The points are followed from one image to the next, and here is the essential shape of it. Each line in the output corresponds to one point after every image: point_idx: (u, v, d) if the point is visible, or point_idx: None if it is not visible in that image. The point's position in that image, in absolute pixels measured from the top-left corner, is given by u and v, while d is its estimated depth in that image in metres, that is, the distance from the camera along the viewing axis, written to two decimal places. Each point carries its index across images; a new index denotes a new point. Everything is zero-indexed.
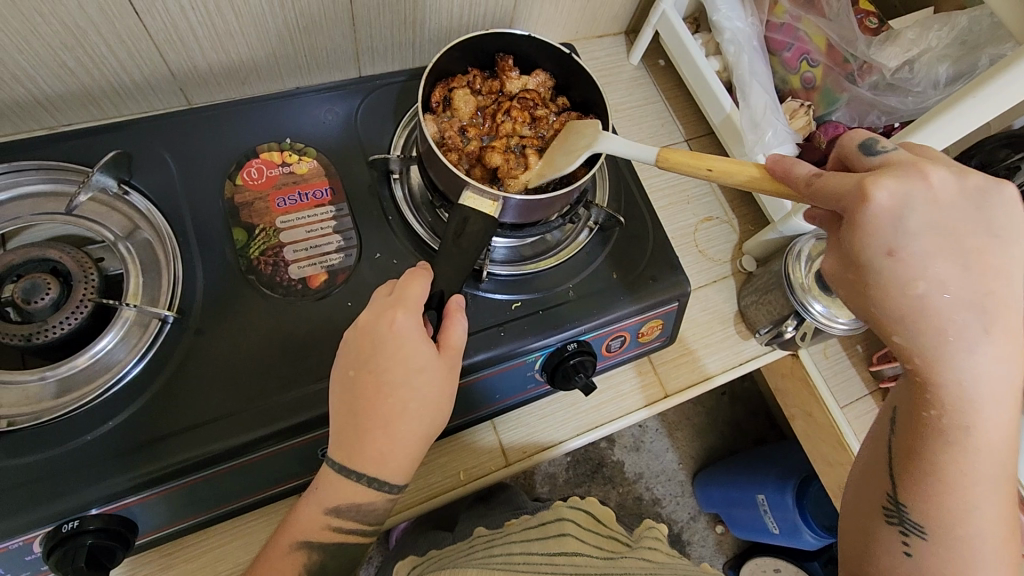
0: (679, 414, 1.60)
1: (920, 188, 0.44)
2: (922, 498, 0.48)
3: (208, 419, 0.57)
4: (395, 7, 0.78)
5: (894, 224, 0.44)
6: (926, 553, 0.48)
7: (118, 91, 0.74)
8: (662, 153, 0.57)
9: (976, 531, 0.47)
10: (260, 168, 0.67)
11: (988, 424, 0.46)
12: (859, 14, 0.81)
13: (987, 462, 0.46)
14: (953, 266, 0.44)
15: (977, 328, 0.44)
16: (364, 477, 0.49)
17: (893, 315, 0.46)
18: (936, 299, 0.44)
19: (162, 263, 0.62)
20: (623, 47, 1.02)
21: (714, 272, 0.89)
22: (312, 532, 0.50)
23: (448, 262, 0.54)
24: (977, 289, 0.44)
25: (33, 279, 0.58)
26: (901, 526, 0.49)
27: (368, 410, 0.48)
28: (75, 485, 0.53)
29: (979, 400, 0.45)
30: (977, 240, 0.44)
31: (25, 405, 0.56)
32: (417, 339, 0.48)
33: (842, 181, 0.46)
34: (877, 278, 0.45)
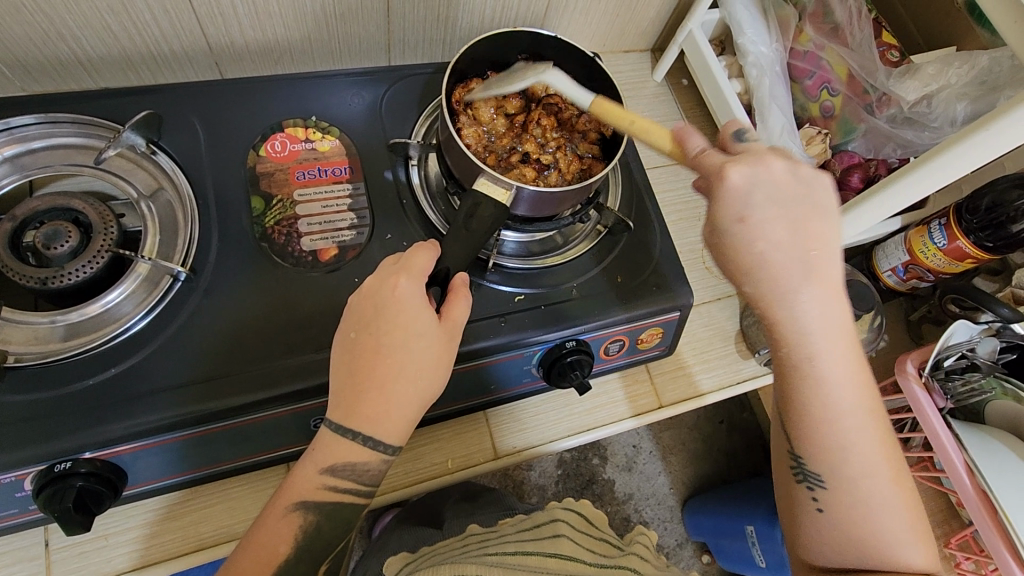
0: (674, 439, 1.59)
1: (765, 172, 0.47)
2: (808, 448, 0.54)
3: (209, 376, 0.58)
4: (430, 3, 0.81)
5: (744, 197, 0.47)
6: (832, 500, 0.55)
7: (156, 60, 0.77)
8: (596, 100, 0.58)
9: (862, 473, 0.53)
10: (283, 142, 0.69)
11: (837, 364, 0.51)
12: (882, 46, 0.82)
13: (841, 400, 0.52)
14: (782, 231, 0.48)
15: (805, 284, 0.49)
16: (360, 437, 0.49)
17: (741, 280, 0.50)
18: (774, 259, 0.48)
19: (179, 224, 0.64)
20: (648, 63, 1.04)
21: (719, 289, 0.89)
22: (307, 492, 0.51)
23: (457, 240, 0.55)
24: (798, 252, 0.48)
25: (55, 226, 0.60)
26: (808, 482, 0.56)
27: (367, 370, 0.49)
28: (73, 428, 0.54)
29: (824, 351, 0.50)
30: (799, 206, 0.48)
31: (33, 344, 0.58)
32: (418, 305, 0.49)
33: (709, 163, 0.49)
34: (728, 244, 0.49)
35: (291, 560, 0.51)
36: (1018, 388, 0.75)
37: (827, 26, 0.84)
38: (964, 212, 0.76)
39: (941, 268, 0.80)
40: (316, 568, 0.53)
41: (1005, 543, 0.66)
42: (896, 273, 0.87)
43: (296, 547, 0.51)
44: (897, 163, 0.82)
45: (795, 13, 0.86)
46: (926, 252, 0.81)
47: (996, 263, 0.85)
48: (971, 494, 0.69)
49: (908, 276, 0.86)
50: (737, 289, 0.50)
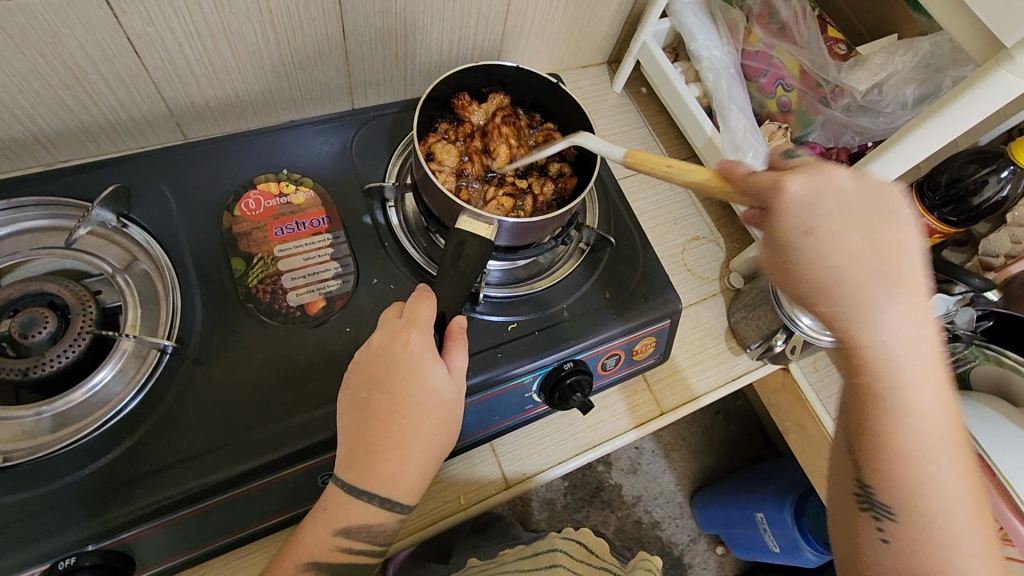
0: (675, 435, 1.60)
1: (831, 182, 0.47)
2: (881, 479, 0.50)
3: (208, 449, 0.57)
4: (387, 42, 0.82)
5: (813, 208, 0.47)
6: (899, 532, 0.49)
7: (115, 128, 0.76)
8: (630, 152, 0.58)
9: (939, 507, 0.48)
10: (257, 200, 0.68)
11: (916, 385, 0.47)
12: (830, 41, 0.85)
13: (920, 427, 0.48)
14: (855, 241, 0.46)
15: (888, 298, 0.46)
16: (375, 497, 0.49)
17: (816, 297, 0.47)
18: (851, 272, 0.46)
19: (160, 296, 0.62)
20: (606, 76, 1.06)
21: (703, 290, 0.91)
22: (320, 552, 0.50)
23: (447, 280, 0.55)
24: (879, 261, 0.46)
25: (31, 313, 0.58)
26: (873, 511, 0.51)
27: (383, 431, 0.48)
28: (72, 521, 0.53)
29: (909, 370, 0.47)
30: (879, 218, 0.47)
31: (21, 440, 0.56)
32: (430, 360, 0.49)
33: (760, 179, 0.49)
34: (802, 261, 0.47)
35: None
36: (998, 352, 0.78)
37: (774, 26, 0.88)
38: (925, 189, 0.79)
39: None
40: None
41: (1004, 501, 0.68)
42: None
43: None
44: (857, 150, 0.83)
45: (742, 16, 0.89)
46: None
47: (962, 235, 0.87)
48: None
49: None
50: (811, 309, 0.48)
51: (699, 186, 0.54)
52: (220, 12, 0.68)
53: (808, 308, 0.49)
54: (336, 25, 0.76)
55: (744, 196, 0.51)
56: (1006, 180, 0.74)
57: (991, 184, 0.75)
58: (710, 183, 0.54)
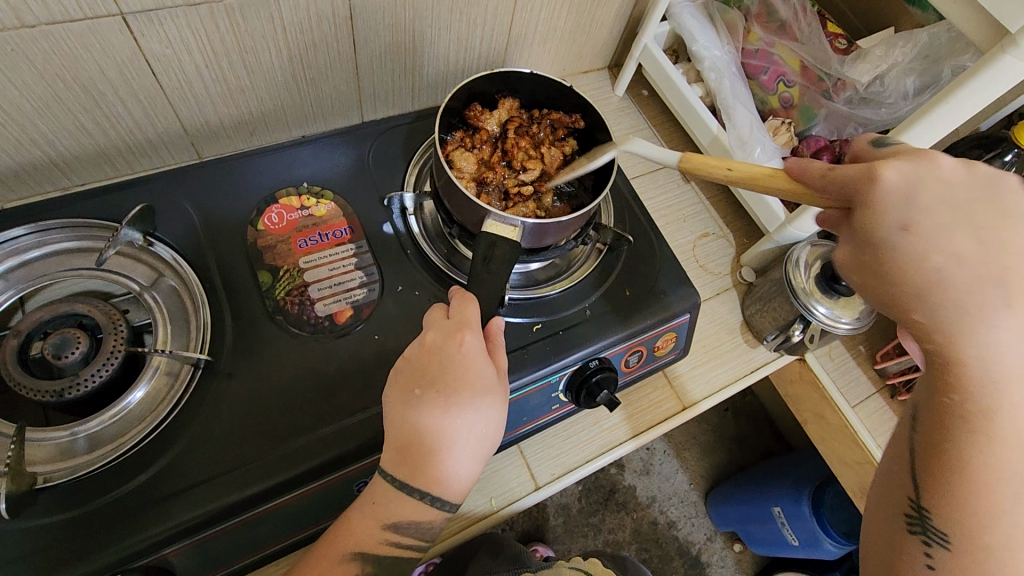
0: (686, 435, 1.61)
1: (930, 173, 0.45)
2: (945, 506, 0.42)
3: (246, 461, 0.57)
4: (396, 55, 0.83)
5: (909, 203, 0.45)
6: (953, 567, 0.41)
7: (132, 150, 0.77)
8: (686, 155, 0.57)
9: (1021, 543, 0.40)
10: (279, 213, 0.68)
11: (1015, 405, 0.41)
12: (830, 36, 0.87)
13: (1015, 458, 0.40)
14: (965, 240, 0.43)
15: (999, 304, 0.42)
16: (426, 496, 0.49)
17: (911, 300, 0.45)
18: (952, 273, 0.43)
19: (189, 312, 0.63)
20: (608, 80, 1.08)
21: (716, 285, 0.93)
22: (369, 544, 0.50)
23: (484, 281, 0.56)
24: (982, 267, 0.43)
25: (63, 334, 0.58)
26: (926, 536, 0.43)
27: (438, 433, 0.48)
28: (115, 539, 0.53)
29: (1002, 386, 0.41)
30: (990, 217, 0.44)
31: (57, 462, 0.55)
32: (483, 361, 0.50)
33: (847, 173, 0.48)
34: (896, 260, 0.45)
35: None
36: None
37: (773, 25, 0.90)
38: None
39: None
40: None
41: None
42: None
43: None
44: (861, 141, 0.86)
45: (740, 16, 0.91)
46: None
47: None
48: None
49: None
50: (902, 315, 0.46)
51: (763, 185, 0.52)
52: (237, 31, 0.69)
53: (901, 312, 0.46)
54: (347, 40, 0.77)
55: (824, 195, 0.49)
56: (1011, 163, 0.75)
57: (995, 169, 0.76)
58: (777, 182, 0.52)
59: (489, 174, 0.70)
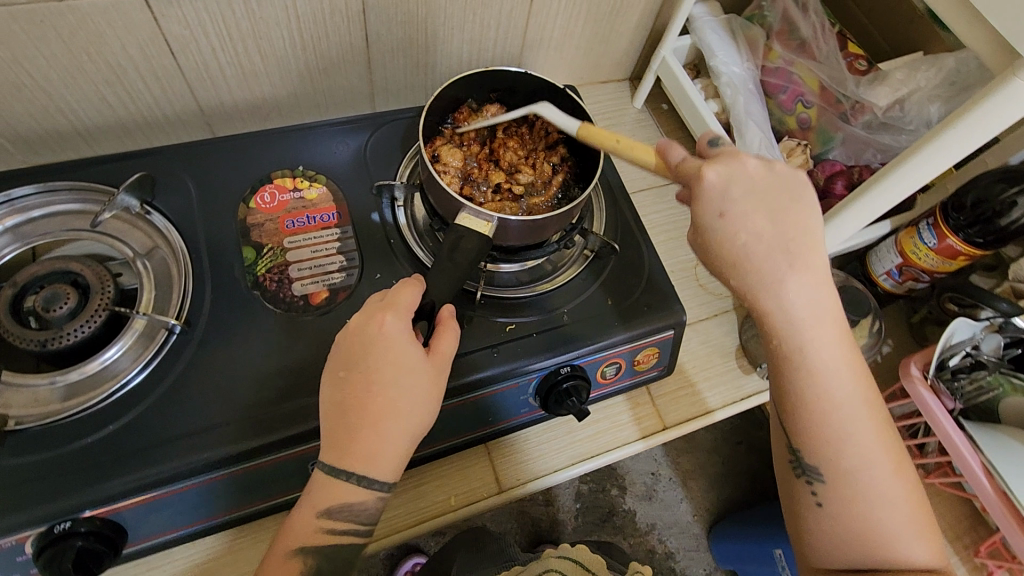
0: (693, 464, 1.56)
1: (739, 170, 0.54)
2: (808, 446, 0.57)
3: (206, 426, 0.59)
4: (408, 51, 0.85)
5: (722, 193, 0.53)
6: (829, 492, 0.57)
7: (150, 124, 0.81)
8: (580, 128, 0.63)
9: (855, 457, 0.55)
10: (272, 193, 0.70)
11: (818, 349, 0.54)
12: (849, 57, 0.84)
13: (828, 387, 0.54)
14: (760, 221, 0.53)
15: (785, 270, 0.53)
16: (353, 476, 0.49)
17: (729, 273, 0.54)
18: (754, 248, 0.53)
19: (174, 280, 0.65)
20: (627, 92, 1.07)
21: (715, 305, 0.90)
22: (306, 536, 0.51)
23: (444, 271, 0.56)
24: (782, 240, 0.53)
25: (54, 289, 0.62)
26: (807, 476, 0.58)
27: (358, 411, 0.48)
28: (71, 488, 0.55)
29: (805, 336, 0.54)
30: (783, 201, 0.54)
31: (33, 406, 0.59)
32: (406, 340, 0.50)
33: (688, 169, 0.55)
34: (715, 241, 0.54)
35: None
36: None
37: (794, 42, 0.87)
38: (949, 209, 0.76)
39: (935, 268, 0.80)
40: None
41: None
42: (891, 277, 0.85)
43: None
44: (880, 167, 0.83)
45: (762, 33, 0.89)
46: (918, 252, 0.80)
47: (989, 259, 0.84)
48: (992, 497, 0.68)
49: (903, 279, 0.84)
50: (727, 287, 0.55)
51: (637, 161, 0.60)
52: (252, 17, 0.72)
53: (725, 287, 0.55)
54: (360, 34, 0.80)
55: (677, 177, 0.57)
56: None
57: (1019, 205, 0.71)
58: (648, 159, 0.59)
59: (476, 172, 0.70)
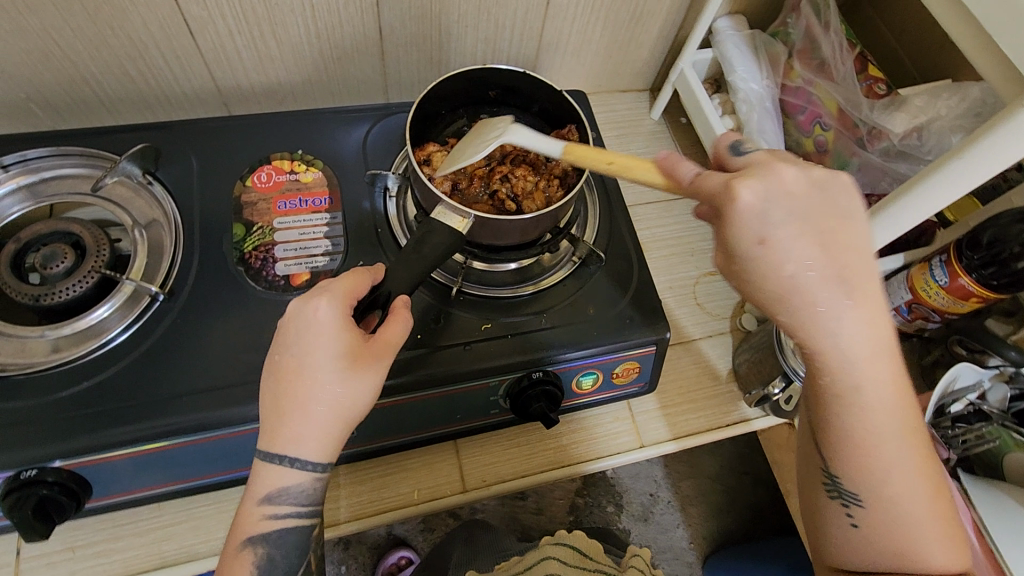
0: (695, 490, 1.51)
1: (779, 185, 0.45)
2: (848, 471, 0.53)
3: (175, 393, 0.60)
4: (422, 46, 0.86)
5: (764, 216, 0.45)
6: (866, 516, 0.54)
7: (169, 99, 0.84)
8: (567, 147, 0.59)
9: (896, 483, 0.52)
10: (269, 173, 0.72)
11: (868, 381, 0.49)
12: (869, 80, 0.80)
13: (872, 420, 0.51)
14: (811, 252, 0.45)
15: (841, 302, 0.46)
16: (284, 459, 0.50)
17: (777, 309, 0.47)
18: (810, 281, 0.46)
19: (166, 249, 0.67)
20: (646, 102, 1.06)
21: (711, 326, 0.87)
22: (254, 526, 0.51)
23: (404, 261, 0.57)
24: (836, 268, 0.46)
25: (53, 248, 0.65)
26: (842, 498, 0.55)
27: (286, 393, 0.49)
28: (41, 437, 0.57)
29: (857, 368, 0.49)
30: (833, 223, 0.46)
31: (19, 356, 0.62)
32: (339, 325, 0.49)
33: (710, 183, 0.48)
34: (758, 271, 0.46)
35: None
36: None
37: (814, 61, 0.83)
38: (964, 247, 0.71)
39: (945, 308, 0.75)
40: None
41: None
42: (900, 313, 0.81)
43: None
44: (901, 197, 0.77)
45: (785, 51, 0.86)
46: (929, 290, 0.75)
47: (1008, 304, 0.79)
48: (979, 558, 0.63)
49: (912, 317, 0.80)
50: (772, 320, 0.48)
51: (647, 183, 0.55)
52: (267, 2, 0.75)
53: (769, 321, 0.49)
54: (373, 25, 0.81)
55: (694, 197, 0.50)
56: None
57: None
58: (657, 180, 0.54)
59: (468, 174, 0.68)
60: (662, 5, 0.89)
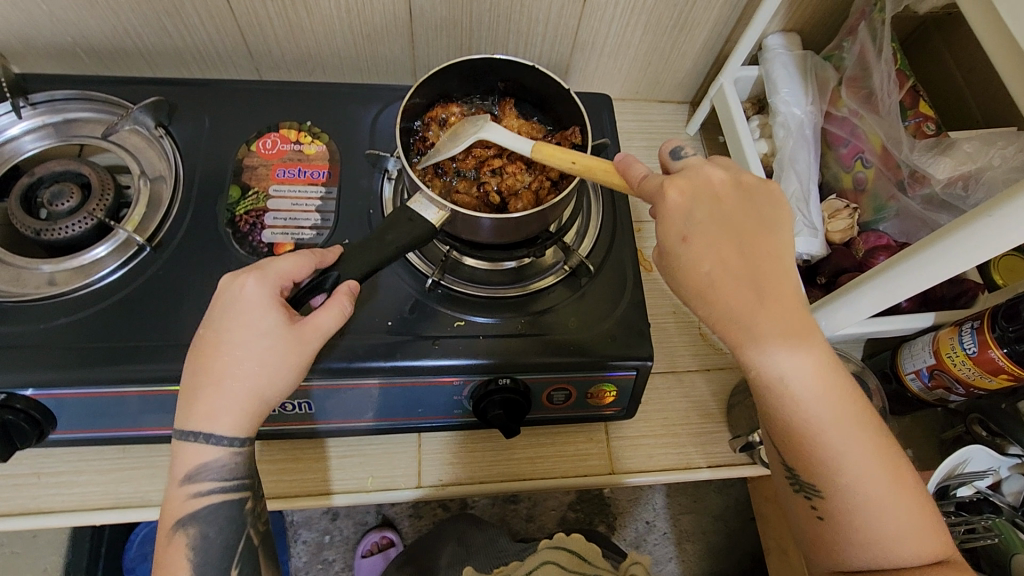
0: (694, 525, 1.37)
1: (701, 185, 0.50)
2: (807, 464, 0.50)
3: (143, 341, 0.61)
4: (453, 32, 0.85)
5: (686, 215, 0.49)
6: (832, 508, 0.50)
7: (203, 58, 0.86)
8: (535, 145, 0.58)
9: (856, 475, 0.48)
10: (275, 141, 0.73)
11: (805, 374, 0.47)
12: (918, 117, 0.73)
13: (811, 411, 0.48)
14: (725, 243, 0.48)
15: (758, 303, 0.47)
16: (201, 436, 0.51)
17: (701, 302, 0.48)
18: (720, 273, 0.47)
19: (164, 202, 0.69)
20: (684, 115, 1.01)
21: (711, 360, 0.82)
22: (181, 509, 0.51)
23: (358, 253, 0.57)
24: (746, 258, 0.48)
25: (62, 187, 0.67)
26: (806, 493, 0.51)
27: (203, 369, 0.50)
28: (12, 364, 0.59)
29: (792, 365, 0.47)
30: (744, 220, 0.49)
31: (13, 284, 0.64)
32: (264, 304, 0.51)
33: (649, 185, 0.51)
34: (676, 264, 0.49)
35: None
36: None
37: (863, 91, 0.76)
38: (1001, 314, 0.64)
39: (971, 380, 0.67)
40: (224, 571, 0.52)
41: None
42: (920, 378, 0.72)
43: (200, 566, 0.51)
44: None
45: (835, 77, 0.79)
46: (954, 358, 0.68)
47: None
48: None
49: (933, 385, 0.72)
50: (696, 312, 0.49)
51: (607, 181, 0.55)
52: None
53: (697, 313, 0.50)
54: (404, 5, 0.80)
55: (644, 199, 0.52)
56: None
57: None
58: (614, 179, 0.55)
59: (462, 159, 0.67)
60: (709, 14, 0.84)
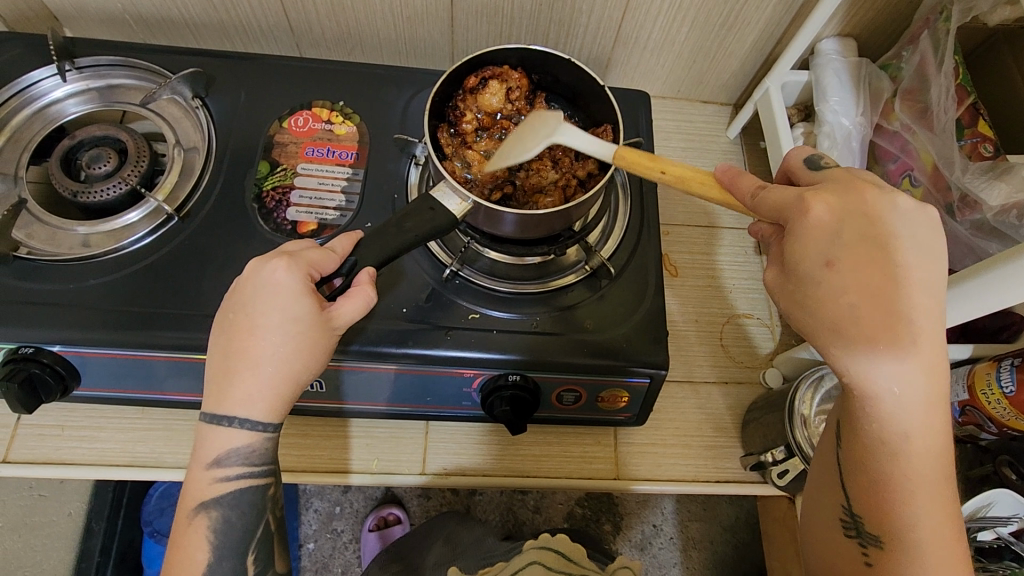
0: (704, 534, 1.35)
1: (855, 208, 0.43)
2: (873, 508, 0.46)
3: (164, 308, 0.63)
4: (493, 19, 0.84)
5: (832, 236, 0.42)
6: (884, 560, 0.45)
7: (246, 32, 0.87)
8: (620, 151, 0.54)
9: (923, 534, 0.44)
10: (307, 119, 0.73)
11: (908, 424, 0.43)
12: (975, 137, 0.69)
13: (904, 448, 0.43)
14: (870, 276, 0.41)
15: (897, 348, 0.41)
16: (233, 421, 0.49)
17: (828, 332, 0.43)
18: (863, 309, 0.41)
19: (195, 172, 0.70)
20: (725, 118, 0.97)
21: (730, 373, 0.80)
22: (202, 493, 0.51)
23: (378, 238, 0.56)
24: (898, 299, 0.41)
25: (100, 151, 0.69)
26: (860, 537, 0.47)
27: (238, 351, 0.49)
28: (42, 320, 0.61)
29: (902, 410, 0.42)
30: (903, 255, 0.42)
31: (47, 243, 0.66)
32: (296, 291, 0.49)
33: (778, 198, 0.45)
34: (816, 293, 0.43)
35: (216, 557, 0.51)
36: None
37: (919, 105, 0.72)
38: None
39: (1005, 421, 0.64)
40: (242, 553, 0.52)
41: None
42: (950, 413, 0.70)
43: (215, 547, 0.51)
44: None
45: (890, 88, 0.75)
46: (990, 396, 0.64)
47: None
48: None
49: (965, 420, 0.69)
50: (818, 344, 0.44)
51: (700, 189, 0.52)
52: None
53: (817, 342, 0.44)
54: None
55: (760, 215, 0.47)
56: None
57: None
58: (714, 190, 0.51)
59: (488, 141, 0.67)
60: (761, 14, 0.81)
